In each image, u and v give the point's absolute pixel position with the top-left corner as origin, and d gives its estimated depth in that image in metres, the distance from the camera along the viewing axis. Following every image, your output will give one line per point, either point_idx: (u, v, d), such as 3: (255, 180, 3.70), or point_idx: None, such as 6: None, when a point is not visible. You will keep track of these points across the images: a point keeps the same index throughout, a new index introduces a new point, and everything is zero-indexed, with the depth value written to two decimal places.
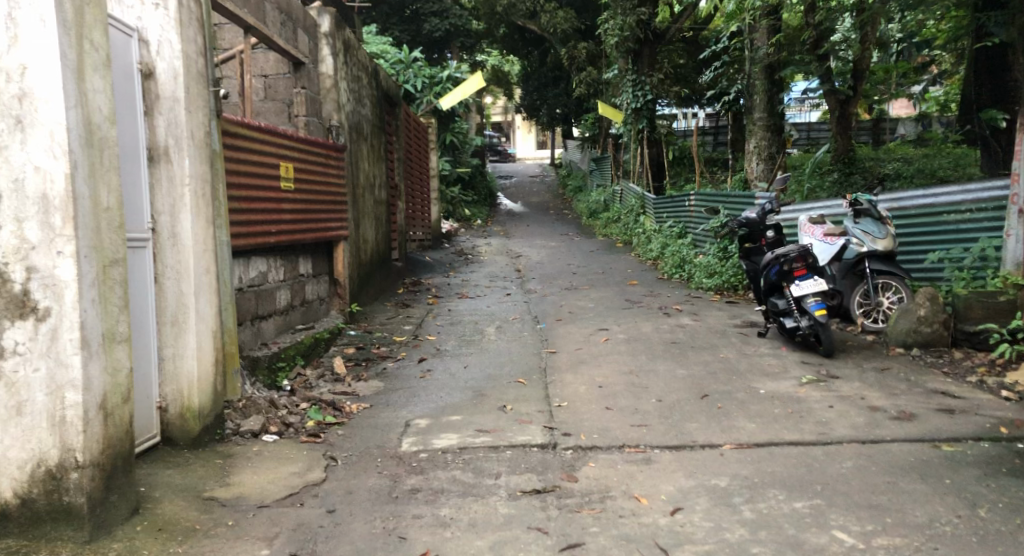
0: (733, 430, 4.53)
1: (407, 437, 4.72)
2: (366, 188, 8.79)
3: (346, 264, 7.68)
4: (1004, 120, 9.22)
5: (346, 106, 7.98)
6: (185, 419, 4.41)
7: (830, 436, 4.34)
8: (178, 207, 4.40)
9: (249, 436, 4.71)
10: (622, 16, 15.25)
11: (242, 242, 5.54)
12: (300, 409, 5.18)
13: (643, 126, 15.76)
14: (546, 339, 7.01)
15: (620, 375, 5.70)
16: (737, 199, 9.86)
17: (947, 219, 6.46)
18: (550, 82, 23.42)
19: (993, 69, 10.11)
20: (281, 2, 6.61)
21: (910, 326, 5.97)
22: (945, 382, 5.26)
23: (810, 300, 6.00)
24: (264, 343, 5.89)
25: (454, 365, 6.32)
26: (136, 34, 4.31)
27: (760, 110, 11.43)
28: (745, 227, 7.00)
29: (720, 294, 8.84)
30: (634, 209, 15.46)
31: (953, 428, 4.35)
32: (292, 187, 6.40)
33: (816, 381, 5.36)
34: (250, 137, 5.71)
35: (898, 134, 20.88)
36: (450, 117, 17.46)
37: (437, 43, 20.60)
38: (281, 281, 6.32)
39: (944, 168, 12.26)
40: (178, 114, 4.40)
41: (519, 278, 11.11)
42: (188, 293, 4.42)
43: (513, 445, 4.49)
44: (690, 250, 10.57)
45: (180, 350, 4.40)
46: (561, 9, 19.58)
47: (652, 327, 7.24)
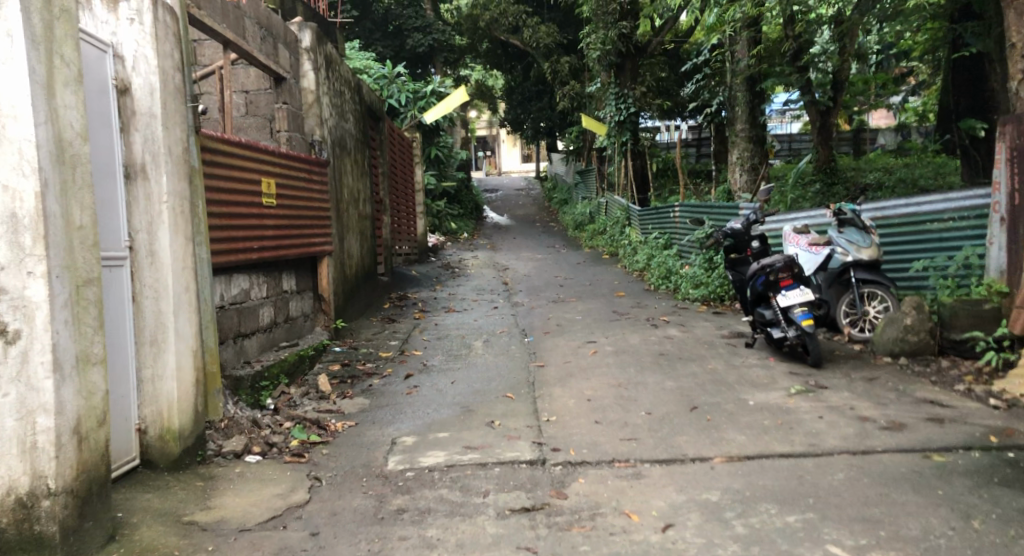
0: (724, 443, 4.48)
1: (393, 456, 4.64)
2: (350, 203, 8.72)
3: (331, 280, 7.60)
4: (983, 130, 9.23)
5: (329, 121, 7.92)
6: (165, 441, 4.31)
7: (821, 447, 4.30)
8: (156, 224, 4.32)
9: (231, 457, 4.61)
10: (604, 30, 15.35)
11: (223, 259, 5.46)
12: (283, 428, 5.08)
13: (627, 139, 15.70)
14: (534, 353, 6.95)
15: (609, 388, 5.65)
16: (722, 210, 9.86)
17: (930, 228, 6.45)
18: (534, 96, 23.49)
19: (971, 81, 10.20)
20: (260, 17, 6.56)
21: (897, 335, 5.96)
22: (934, 391, 5.23)
23: (797, 310, 5.97)
24: (246, 361, 5.79)
25: (441, 381, 6.23)
26: (110, 50, 4.24)
27: (742, 122, 11.50)
28: (730, 237, 6.97)
29: (707, 305, 8.82)
30: (619, 221, 15.47)
31: (944, 438, 4.32)
32: (273, 203, 6.33)
33: (806, 391, 5.32)
34: (231, 152, 5.64)
35: (879, 144, 21.06)
36: (434, 131, 17.46)
37: (420, 58, 20.62)
38: (263, 298, 6.23)
39: (925, 177, 12.36)
40: (155, 130, 4.33)
41: (506, 291, 11.05)
42: (166, 311, 4.33)
43: (501, 461, 4.42)
44: (676, 261, 10.56)
45: (159, 370, 4.31)
46: (543, 23, 19.65)
47: (640, 339, 7.19)
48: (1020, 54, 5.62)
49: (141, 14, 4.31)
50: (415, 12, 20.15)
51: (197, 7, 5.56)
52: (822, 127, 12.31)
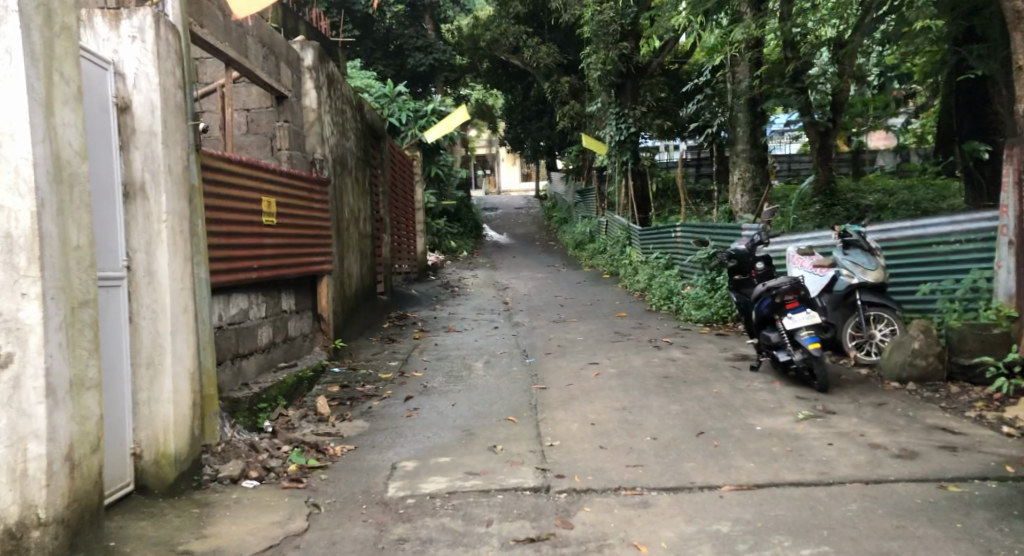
0: (732, 470, 4.39)
1: (394, 481, 4.53)
2: (351, 221, 8.65)
3: (331, 299, 7.52)
4: (986, 152, 9.23)
5: (330, 139, 7.88)
6: (160, 465, 4.22)
7: (833, 476, 4.20)
8: (155, 244, 4.25)
9: (227, 482, 4.51)
10: (604, 51, 15.26)
11: (222, 278, 5.38)
12: (281, 451, 4.98)
13: (627, 159, 15.63)
14: (536, 374, 6.85)
15: (613, 412, 5.55)
16: (724, 230, 9.80)
17: (935, 251, 6.39)
18: (533, 116, 23.52)
19: (973, 104, 10.17)
20: (262, 35, 6.52)
21: (905, 359, 5.86)
22: (945, 417, 5.14)
23: (803, 333, 5.89)
24: (244, 383, 5.69)
25: (442, 403, 6.12)
26: (111, 67, 4.19)
27: (743, 142, 11.39)
28: (734, 259, 6.90)
29: (709, 326, 8.74)
30: (619, 240, 15.37)
31: (959, 467, 4.23)
32: (274, 222, 6.26)
33: (813, 417, 5.23)
34: (231, 171, 5.58)
35: (877, 165, 21.04)
36: (435, 150, 17.48)
37: (420, 77, 20.67)
38: (262, 317, 6.15)
39: (927, 199, 12.29)
40: (155, 148, 4.26)
41: (506, 310, 10.96)
42: (164, 333, 4.25)
43: (504, 488, 4.32)
44: (678, 281, 10.49)
45: (156, 393, 4.23)
46: (544, 44, 19.69)
47: (643, 360, 7.10)
48: None
49: (143, 32, 4.26)
50: (416, 32, 20.17)
51: (200, 25, 5.53)
52: (822, 149, 12.30)
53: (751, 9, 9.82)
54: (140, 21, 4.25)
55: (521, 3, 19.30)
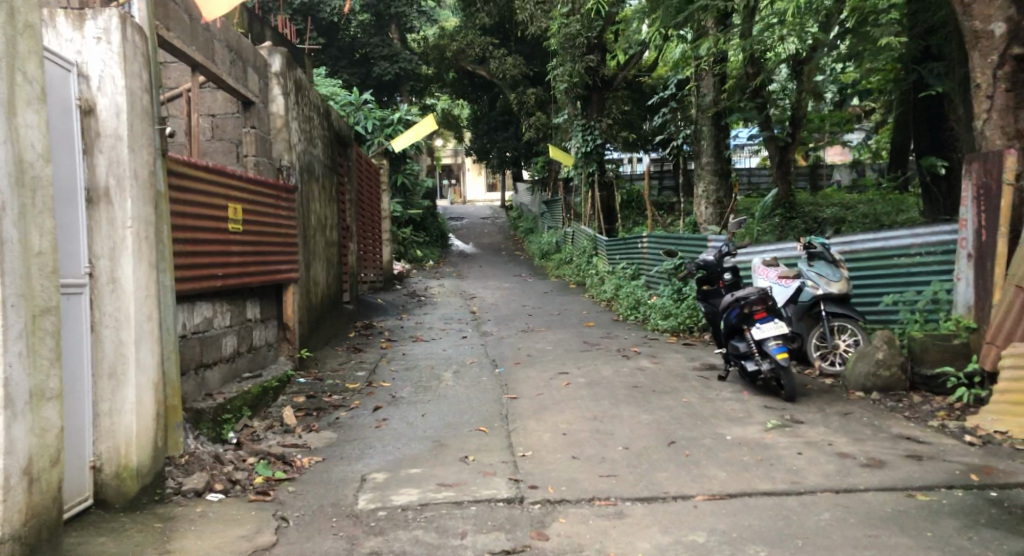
0: (705, 480, 4.39)
1: (364, 493, 4.46)
2: (317, 229, 8.55)
3: (296, 308, 7.41)
4: (943, 167, 9.44)
5: (297, 146, 7.79)
6: (122, 479, 4.11)
7: (804, 485, 4.23)
8: (119, 250, 4.15)
9: (191, 495, 4.39)
10: (571, 63, 15.35)
11: (186, 286, 5.27)
12: (247, 464, 4.87)
13: (594, 170, 15.76)
14: (506, 384, 6.81)
15: (584, 422, 5.54)
16: (690, 241, 9.87)
17: (897, 262, 6.49)
18: (500, 126, 23.54)
19: (930, 121, 10.38)
20: (229, 40, 6.43)
21: (869, 370, 5.92)
22: (910, 426, 5.21)
23: (771, 343, 5.93)
24: (208, 394, 5.57)
25: (411, 414, 6.05)
26: (75, 69, 4.10)
27: (708, 155, 11.51)
28: (703, 269, 6.96)
29: (676, 336, 8.78)
30: (585, 250, 15.39)
31: (925, 476, 4.28)
32: (239, 229, 6.16)
33: (782, 426, 5.27)
34: (197, 176, 5.48)
35: (834, 180, 21.37)
36: (401, 159, 17.43)
37: (386, 86, 20.57)
38: (227, 326, 6.03)
39: (886, 212, 12.49)
40: (120, 152, 4.17)
41: (474, 320, 10.91)
42: (127, 342, 4.14)
43: (477, 500, 4.28)
44: (645, 291, 10.54)
45: (118, 404, 4.11)
46: (509, 55, 19.73)
47: (612, 370, 7.10)
48: (985, 94, 5.63)
49: (109, 33, 4.16)
50: (382, 40, 20.09)
51: (166, 28, 5.43)
52: (783, 163, 12.49)
53: (715, 24, 9.88)
54: (106, 22, 4.16)
55: (487, 13, 19.32)
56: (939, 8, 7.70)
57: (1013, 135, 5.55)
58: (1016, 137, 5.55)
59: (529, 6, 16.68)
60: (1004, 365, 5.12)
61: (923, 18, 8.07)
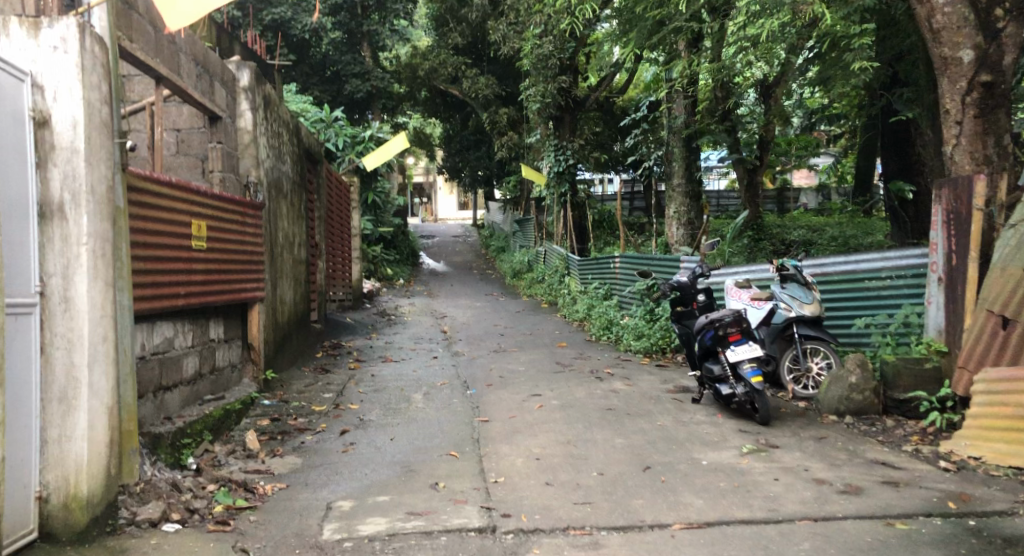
0: (681, 507, 4.29)
1: (329, 523, 4.30)
2: (285, 247, 8.38)
3: (262, 328, 7.21)
4: (911, 192, 9.46)
5: (265, 162, 7.62)
6: (71, 510, 3.91)
7: (782, 513, 4.14)
8: (73, 268, 3.98)
9: (146, 526, 4.19)
10: (543, 84, 15.24)
11: (146, 304, 5.09)
12: (206, 491, 4.67)
13: (566, 190, 15.71)
14: (477, 407, 6.66)
15: (557, 446, 5.41)
16: (662, 262, 9.82)
17: (868, 285, 6.46)
18: (471, 145, 23.55)
19: (897, 145, 10.43)
20: (194, 53, 6.26)
21: (842, 393, 5.85)
22: (884, 451, 5.15)
23: (746, 366, 5.85)
24: (167, 417, 5.37)
25: (380, 438, 5.89)
26: (28, 78, 3.93)
27: (679, 177, 11.35)
28: (677, 290, 6.85)
29: (649, 357, 8.68)
30: (557, 269, 15.32)
31: (903, 503, 4.20)
32: (203, 246, 5.98)
33: (757, 451, 5.19)
34: (160, 192, 5.31)
35: (801, 204, 21.51)
36: (373, 176, 17.30)
37: (358, 104, 20.43)
38: (189, 347, 5.83)
39: (855, 235, 12.55)
40: (76, 166, 4.00)
41: (445, 340, 10.73)
42: (79, 364, 3.95)
43: (447, 529, 4.13)
44: (617, 311, 10.46)
45: (68, 430, 3.92)
46: (482, 74, 19.72)
47: (586, 392, 6.98)
48: (955, 120, 5.63)
49: (67, 41, 4.00)
50: (354, 58, 19.92)
51: (129, 39, 5.28)
52: (751, 185, 12.58)
53: (687, 47, 9.86)
54: (63, 30, 4.00)
55: (459, 33, 19.27)
56: (909, 35, 7.75)
57: (981, 161, 5.54)
58: (984, 163, 5.54)
59: (501, 26, 16.65)
60: (978, 390, 5.06)
61: (892, 44, 8.09)
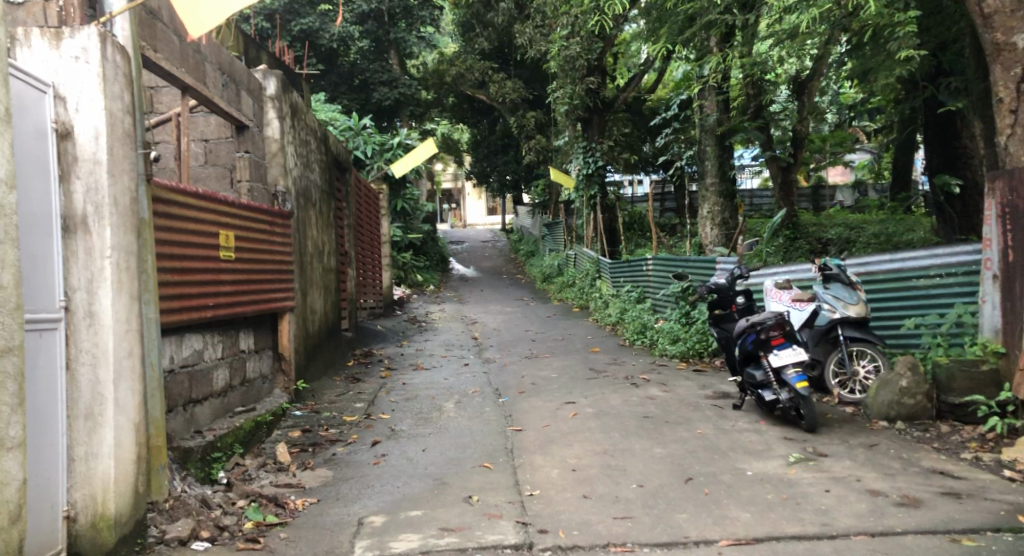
0: (728, 521, 4.09)
1: (360, 540, 4.17)
2: (314, 256, 8.29)
3: (292, 338, 7.12)
4: (957, 186, 9.18)
5: (293, 171, 7.54)
6: (99, 530, 3.81)
7: (835, 528, 3.93)
8: (97, 282, 3.89)
9: (175, 544, 4.10)
10: (570, 86, 15.01)
11: (174, 318, 5.01)
12: (236, 507, 4.57)
13: (595, 192, 15.48)
14: (510, 415, 6.50)
15: (594, 456, 5.24)
16: (697, 263, 9.58)
17: (916, 284, 6.20)
18: (499, 150, 23.41)
19: (943, 138, 9.96)
20: (220, 63, 6.20)
21: (892, 398, 5.60)
22: (940, 459, 4.90)
23: (791, 371, 5.63)
24: (198, 431, 5.27)
25: (412, 449, 5.76)
26: (50, 90, 3.85)
27: (712, 176, 10.91)
28: (715, 292, 6.65)
29: (686, 362, 8.46)
30: (588, 273, 15.11)
31: (967, 517, 3.97)
32: (232, 256, 5.91)
33: (804, 460, 4.97)
34: (186, 203, 5.23)
35: (838, 201, 21.02)
36: (401, 183, 17.22)
37: (386, 111, 20.38)
38: (218, 359, 5.75)
39: (897, 232, 12.17)
40: (98, 178, 3.92)
41: (476, 346, 10.59)
42: (105, 381, 3.87)
43: (483, 546, 3.98)
44: (651, 315, 10.23)
45: (95, 447, 3.83)
46: (509, 79, 19.57)
47: (621, 399, 6.78)
48: (1009, 108, 5.36)
49: (88, 52, 3.91)
50: (381, 66, 19.87)
51: (154, 49, 5.20)
52: (785, 183, 12.26)
53: (719, 43, 9.59)
54: (84, 40, 3.91)
55: (486, 38, 19.21)
56: (958, 20, 7.44)
57: None
58: None
59: (528, 30, 16.47)
60: None
61: (937, 32, 7.76)
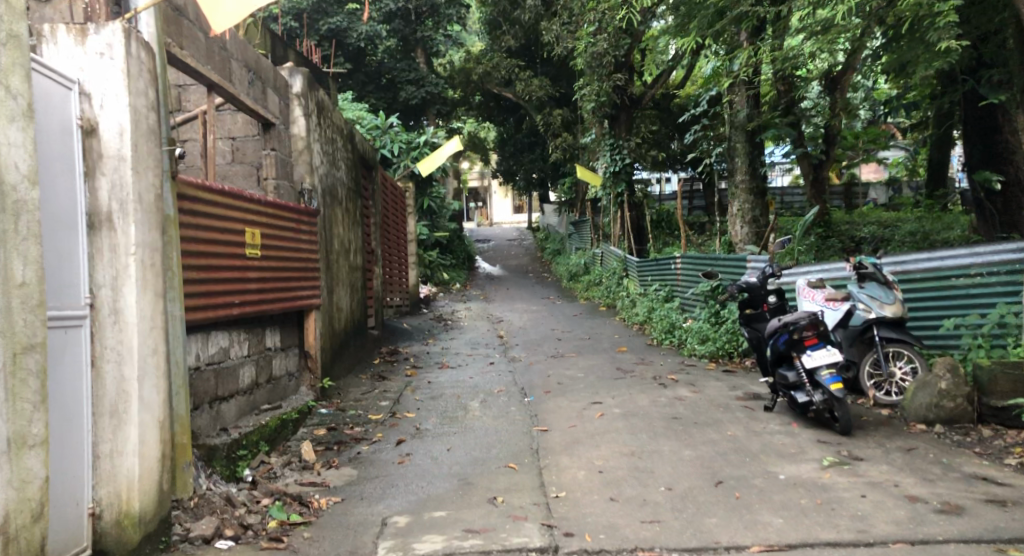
0: (760, 527, 3.98)
1: (384, 541, 4.11)
2: (341, 253, 8.26)
3: (318, 335, 7.10)
4: (998, 182, 9.06)
5: (320, 168, 7.52)
6: (123, 527, 3.80)
7: (873, 535, 3.81)
8: (121, 279, 3.87)
9: (199, 543, 4.08)
10: (598, 83, 14.78)
11: (199, 315, 4.98)
12: (260, 506, 4.54)
13: (623, 190, 15.25)
14: (536, 415, 6.42)
15: (621, 458, 5.14)
16: (727, 262, 9.43)
17: (955, 283, 6.04)
18: (526, 148, 23.32)
19: (982, 132, 9.69)
20: (245, 60, 6.17)
21: (930, 400, 5.44)
22: (982, 464, 4.74)
23: (824, 373, 5.49)
24: (223, 428, 5.25)
25: (437, 448, 5.70)
26: (76, 86, 3.83)
27: (742, 173, 10.80)
28: (745, 291, 6.50)
29: (715, 362, 8.32)
30: (615, 271, 14.96)
31: (1014, 526, 3.83)
32: (258, 254, 5.89)
33: (839, 463, 4.84)
34: (211, 200, 5.20)
35: (870, 198, 20.68)
36: (427, 181, 17.18)
37: (413, 110, 20.36)
38: (244, 356, 5.73)
39: (933, 230, 11.93)
40: (123, 174, 3.89)
41: (502, 345, 10.52)
42: (129, 378, 3.85)
43: (507, 549, 3.91)
44: (679, 314, 10.10)
45: (120, 445, 3.81)
46: (536, 76, 19.48)
47: (649, 400, 6.67)
48: None
49: (113, 47, 3.89)
50: (409, 64, 19.86)
51: (179, 46, 5.16)
52: (815, 181, 12.14)
53: (749, 37, 9.43)
54: (109, 36, 3.89)
55: (513, 36, 19.15)
56: (1002, 10, 7.21)
57: None
58: None
59: (555, 27, 16.36)
60: None
61: (978, 24, 7.56)
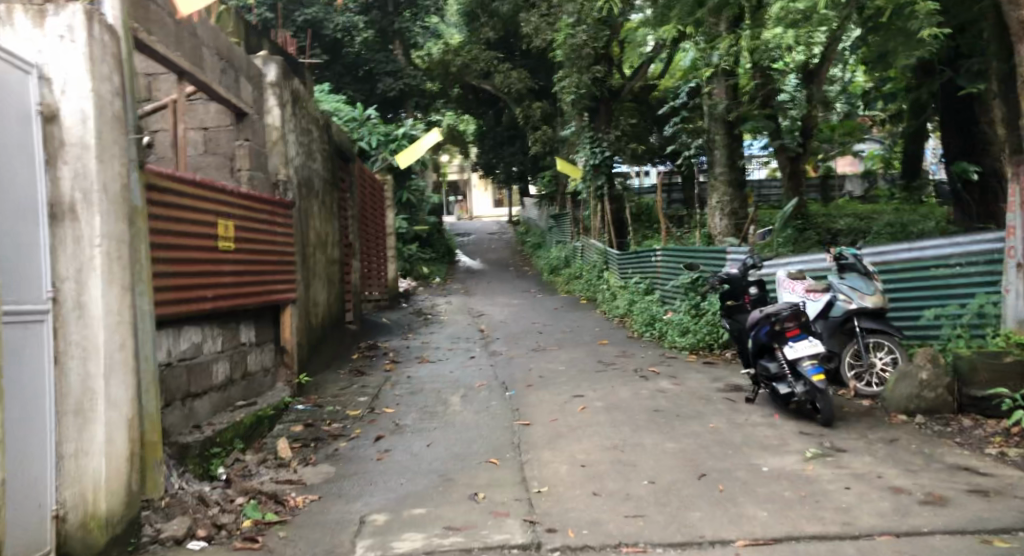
0: (744, 520, 3.93)
1: (362, 539, 4.01)
2: (317, 247, 8.11)
3: (295, 330, 6.97)
4: (976, 173, 8.98)
5: (295, 160, 7.38)
6: (89, 529, 3.67)
7: (858, 528, 3.77)
8: (86, 272, 3.74)
9: (171, 544, 3.97)
10: (577, 75, 14.66)
11: (170, 311, 4.85)
12: (235, 505, 4.42)
13: (603, 183, 15.17)
14: (516, 410, 6.34)
15: (603, 452, 5.07)
16: (706, 256, 9.48)
17: (934, 273, 6.02)
18: (505, 141, 23.20)
19: (959, 123, 9.78)
20: (218, 47, 6.02)
21: (912, 391, 5.42)
22: (964, 455, 4.72)
23: (806, 363, 5.45)
24: (196, 425, 5.13)
25: (416, 444, 5.60)
26: (35, 71, 3.68)
27: (721, 165, 10.85)
28: (726, 283, 6.48)
29: (695, 355, 8.28)
30: (595, 264, 14.90)
31: (998, 517, 3.80)
32: (232, 247, 5.76)
33: (822, 455, 4.79)
34: (183, 193, 5.07)
35: (847, 190, 20.78)
36: (405, 174, 17.02)
37: (392, 102, 20.18)
38: (218, 351, 5.60)
39: (910, 221, 11.97)
40: (86, 163, 3.76)
41: (482, 339, 10.43)
42: (95, 374, 3.72)
43: (488, 547, 3.83)
44: (660, 307, 10.05)
45: (86, 444, 3.69)
46: (514, 68, 19.35)
47: (631, 393, 6.61)
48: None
49: (74, 30, 3.75)
50: (387, 56, 19.67)
51: (148, 31, 5.02)
52: (794, 172, 12.10)
53: (729, 27, 9.37)
54: (70, 19, 3.75)
55: (491, 27, 18.97)
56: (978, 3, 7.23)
57: None
58: None
59: (534, 18, 16.23)
60: None
61: (957, 13, 7.56)
